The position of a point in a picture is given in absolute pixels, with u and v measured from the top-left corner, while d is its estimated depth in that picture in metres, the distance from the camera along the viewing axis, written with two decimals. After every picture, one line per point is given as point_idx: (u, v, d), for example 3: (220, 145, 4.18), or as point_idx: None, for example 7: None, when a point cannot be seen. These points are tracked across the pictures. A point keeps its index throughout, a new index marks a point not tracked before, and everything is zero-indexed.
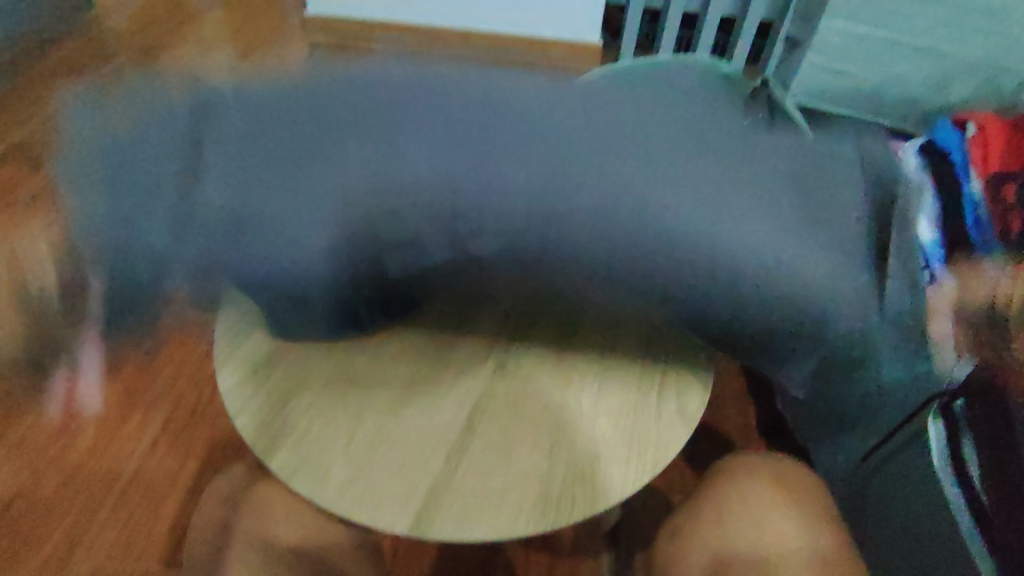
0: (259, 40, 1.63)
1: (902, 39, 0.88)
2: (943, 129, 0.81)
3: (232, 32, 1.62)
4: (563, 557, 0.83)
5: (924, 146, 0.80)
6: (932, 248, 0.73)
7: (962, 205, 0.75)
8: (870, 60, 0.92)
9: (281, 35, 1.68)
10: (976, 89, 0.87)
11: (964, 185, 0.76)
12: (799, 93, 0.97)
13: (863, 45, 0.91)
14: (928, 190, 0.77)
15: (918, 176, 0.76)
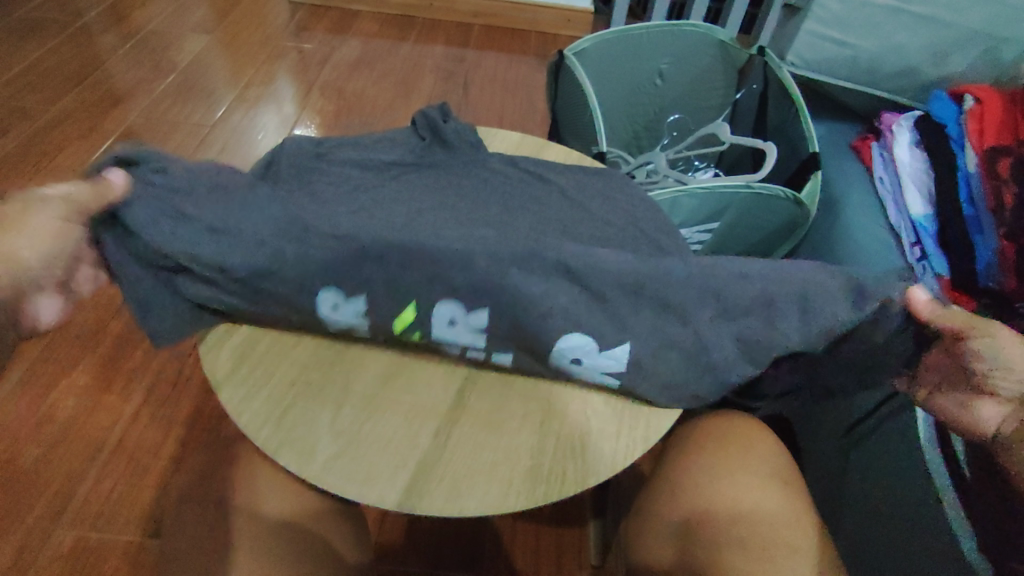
0: (248, 16, 1.67)
1: (908, 7, 0.83)
2: (940, 100, 0.81)
3: (222, 10, 1.67)
4: (548, 524, 0.83)
5: (918, 124, 0.81)
6: (923, 222, 0.74)
7: (955, 178, 0.74)
8: (870, 28, 0.86)
9: (270, 10, 1.71)
10: (975, 60, 0.85)
11: (958, 159, 0.75)
12: (797, 62, 0.93)
13: (865, 13, 0.86)
14: (923, 168, 0.78)
15: (907, 155, 0.80)
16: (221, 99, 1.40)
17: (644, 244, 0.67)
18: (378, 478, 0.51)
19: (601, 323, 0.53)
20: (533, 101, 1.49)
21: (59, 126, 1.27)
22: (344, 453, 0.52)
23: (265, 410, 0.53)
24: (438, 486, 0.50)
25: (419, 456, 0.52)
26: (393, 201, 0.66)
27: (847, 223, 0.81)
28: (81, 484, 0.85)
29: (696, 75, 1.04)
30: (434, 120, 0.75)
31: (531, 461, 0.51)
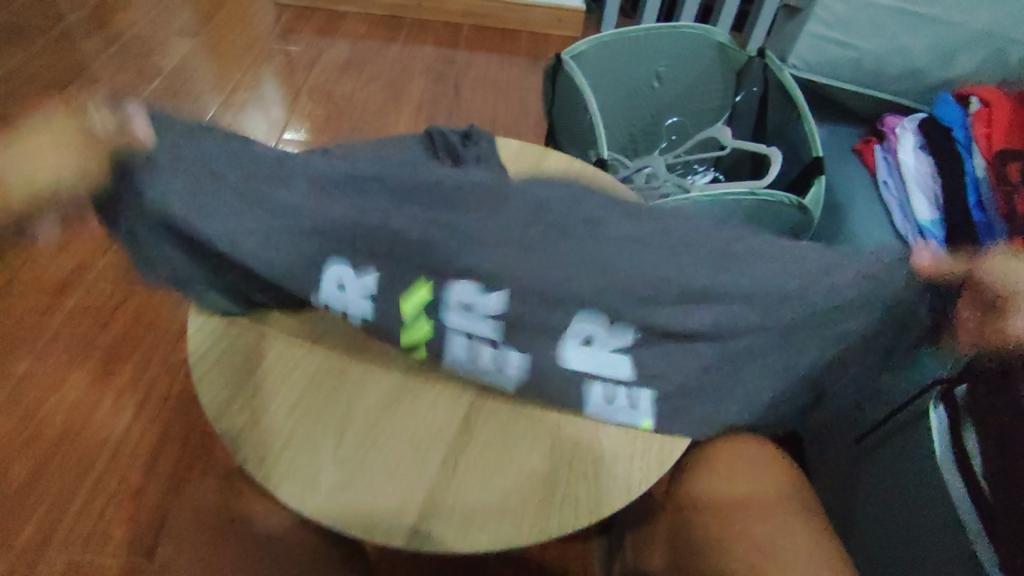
0: (234, 17, 1.64)
1: (910, 9, 0.83)
2: (946, 105, 0.80)
3: (207, 12, 1.63)
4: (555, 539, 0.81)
5: (922, 127, 0.80)
6: (931, 228, 0.73)
7: (963, 183, 0.72)
8: (873, 30, 0.86)
9: (257, 10, 1.68)
10: (981, 62, 0.84)
11: (966, 163, 0.74)
12: (798, 63, 0.92)
13: (868, 15, 0.85)
14: (929, 173, 0.77)
15: (912, 159, 0.79)
16: (209, 104, 1.37)
17: None
18: (384, 514, 0.49)
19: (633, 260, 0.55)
20: (526, 103, 1.47)
21: None
22: (350, 482, 0.50)
23: (264, 441, 0.51)
24: (448, 516, 0.49)
25: (428, 485, 0.50)
26: None
27: (852, 227, 0.80)
28: (70, 506, 0.82)
29: (694, 78, 1.03)
30: (450, 139, 0.71)
31: (543, 490, 0.50)
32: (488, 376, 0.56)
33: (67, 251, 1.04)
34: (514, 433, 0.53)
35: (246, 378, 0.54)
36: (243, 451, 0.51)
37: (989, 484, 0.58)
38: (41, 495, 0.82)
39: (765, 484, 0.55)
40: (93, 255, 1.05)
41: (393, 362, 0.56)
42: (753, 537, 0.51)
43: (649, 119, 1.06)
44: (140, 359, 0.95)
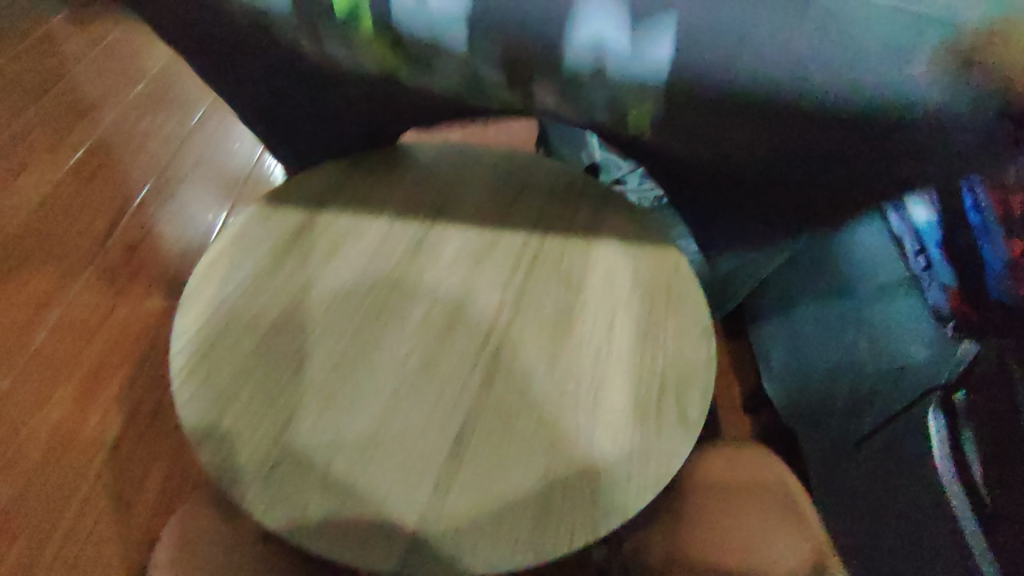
0: None
1: None
2: None
3: None
4: None
5: None
6: (928, 230, 0.70)
7: None
8: None
9: None
10: None
11: None
12: None
13: None
14: None
15: None
16: (195, 106, 1.34)
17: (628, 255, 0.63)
18: (381, 533, 0.49)
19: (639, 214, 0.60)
20: None
21: (23, 140, 1.21)
22: (341, 509, 0.49)
23: (250, 468, 0.50)
24: (443, 539, 0.48)
25: (420, 510, 0.49)
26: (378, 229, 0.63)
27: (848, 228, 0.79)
28: (59, 524, 0.82)
29: None
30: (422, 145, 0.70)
31: (538, 512, 0.49)
32: (480, 392, 0.54)
33: (54, 265, 1.04)
34: (507, 455, 0.51)
35: (227, 403, 0.52)
36: (228, 479, 0.50)
37: (991, 494, 0.58)
38: (31, 512, 0.82)
39: (753, 478, 0.58)
40: (79, 268, 1.04)
41: (381, 380, 0.55)
42: (746, 543, 0.53)
43: None
44: (126, 372, 0.94)
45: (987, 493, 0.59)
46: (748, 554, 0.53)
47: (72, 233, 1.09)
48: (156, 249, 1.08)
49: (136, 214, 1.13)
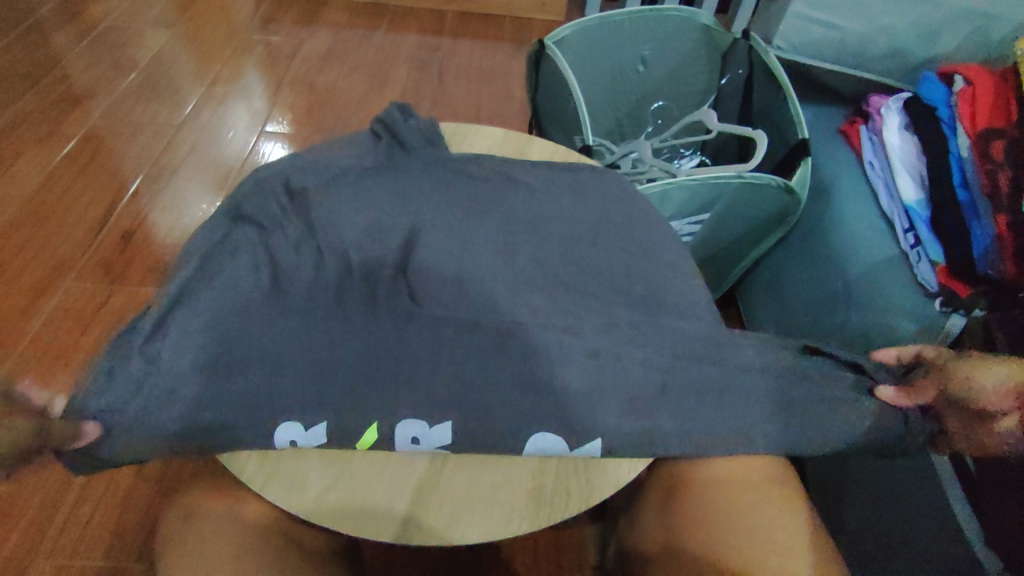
0: (211, 7, 1.60)
1: None
2: (930, 84, 0.80)
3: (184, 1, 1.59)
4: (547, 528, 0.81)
5: (908, 107, 0.79)
6: (917, 208, 0.73)
7: (948, 163, 0.72)
8: (857, 8, 0.84)
9: None
10: (965, 38, 0.84)
11: (951, 143, 0.73)
12: (782, 46, 0.90)
13: None
14: (914, 155, 0.76)
15: (897, 140, 0.78)
16: (189, 96, 1.34)
17: (620, 241, 0.65)
18: (376, 507, 0.49)
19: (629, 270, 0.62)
20: (511, 90, 1.45)
21: (15, 130, 1.21)
22: (338, 483, 0.50)
23: (249, 443, 0.51)
24: (438, 511, 0.49)
25: (415, 482, 0.50)
26: (372, 212, 0.63)
27: (838, 211, 0.80)
28: (58, 510, 0.82)
29: (678, 62, 1.02)
30: (392, 119, 0.70)
31: (532, 483, 0.50)
32: None
33: (47, 255, 1.04)
34: None
35: None
36: (229, 452, 0.51)
37: (975, 460, 0.60)
38: (28, 500, 0.82)
39: (752, 471, 0.53)
40: (74, 257, 1.04)
41: None
42: (748, 534, 0.50)
43: (634, 104, 1.05)
44: None
45: (970, 460, 0.60)
46: (751, 543, 0.49)
47: (64, 223, 1.09)
48: (151, 238, 1.09)
49: (129, 204, 1.13)
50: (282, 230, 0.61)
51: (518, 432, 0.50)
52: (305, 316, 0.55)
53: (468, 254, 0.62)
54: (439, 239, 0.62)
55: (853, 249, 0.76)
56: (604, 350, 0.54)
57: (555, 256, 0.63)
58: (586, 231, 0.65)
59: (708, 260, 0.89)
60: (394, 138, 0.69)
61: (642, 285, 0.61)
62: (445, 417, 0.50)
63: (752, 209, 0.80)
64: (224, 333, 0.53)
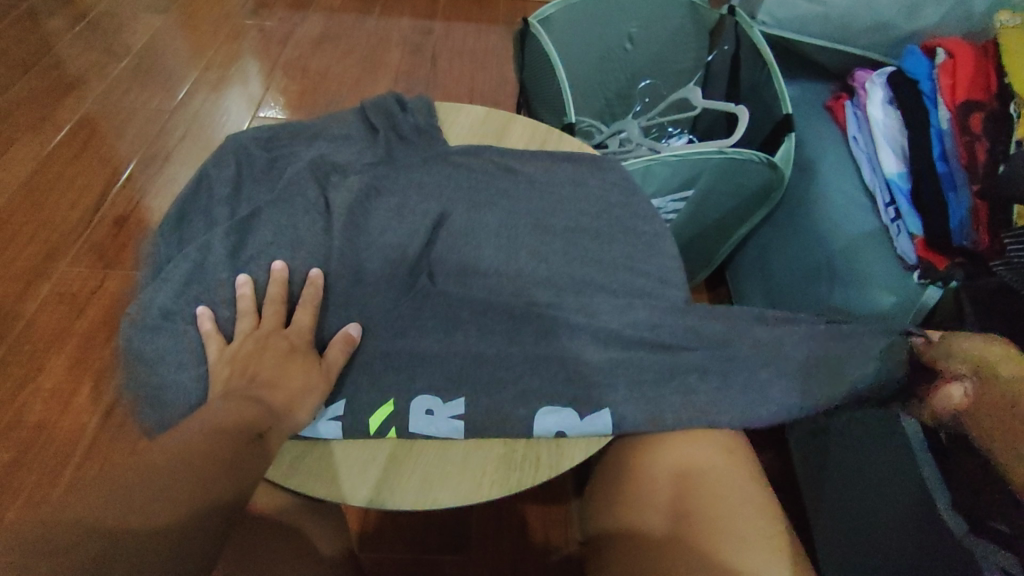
0: None
1: None
2: (913, 57, 0.79)
3: None
4: (536, 501, 0.83)
5: (891, 80, 0.79)
6: (898, 182, 0.73)
7: (929, 135, 0.72)
8: None
9: None
10: (948, 12, 0.82)
11: (932, 116, 0.73)
12: (768, 20, 0.89)
13: None
14: (896, 130, 0.76)
15: (877, 115, 0.78)
16: (182, 81, 1.34)
17: (612, 220, 0.65)
18: (350, 475, 0.50)
19: (594, 252, 0.62)
20: (505, 73, 1.45)
21: (10, 116, 1.22)
22: (312, 452, 0.51)
23: None
24: (410, 479, 0.50)
25: (390, 449, 0.51)
26: (349, 192, 0.63)
27: (821, 188, 0.81)
28: (55, 487, 0.84)
29: (666, 40, 1.01)
30: (390, 111, 0.70)
31: (503, 449, 0.51)
32: None
33: (42, 239, 1.06)
34: None
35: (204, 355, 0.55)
36: None
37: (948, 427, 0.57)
38: (22, 480, 0.83)
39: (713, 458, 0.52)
40: (68, 241, 1.06)
41: None
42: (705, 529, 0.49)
43: (623, 84, 1.05)
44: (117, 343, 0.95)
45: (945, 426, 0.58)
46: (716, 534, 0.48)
47: (59, 207, 1.10)
48: (143, 222, 1.10)
49: (122, 188, 1.14)
50: (270, 206, 0.61)
51: (524, 403, 0.51)
52: (313, 294, 0.56)
53: (471, 249, 0.61)
54: (471, 222, 0.63)
55: (834, 225, 0.77)
56: (615, 329, 0.56)
57: (525, 238, 0.62)
58: (589, 223, 0.64)
59: (695, 240, 0.91)
60: (392, 128, 0.70)
61: (631, 260, 0.62)
62: (459, 393, 0.52)
63: (729, 186, 0.82)
64: (224, 304, 0.55)
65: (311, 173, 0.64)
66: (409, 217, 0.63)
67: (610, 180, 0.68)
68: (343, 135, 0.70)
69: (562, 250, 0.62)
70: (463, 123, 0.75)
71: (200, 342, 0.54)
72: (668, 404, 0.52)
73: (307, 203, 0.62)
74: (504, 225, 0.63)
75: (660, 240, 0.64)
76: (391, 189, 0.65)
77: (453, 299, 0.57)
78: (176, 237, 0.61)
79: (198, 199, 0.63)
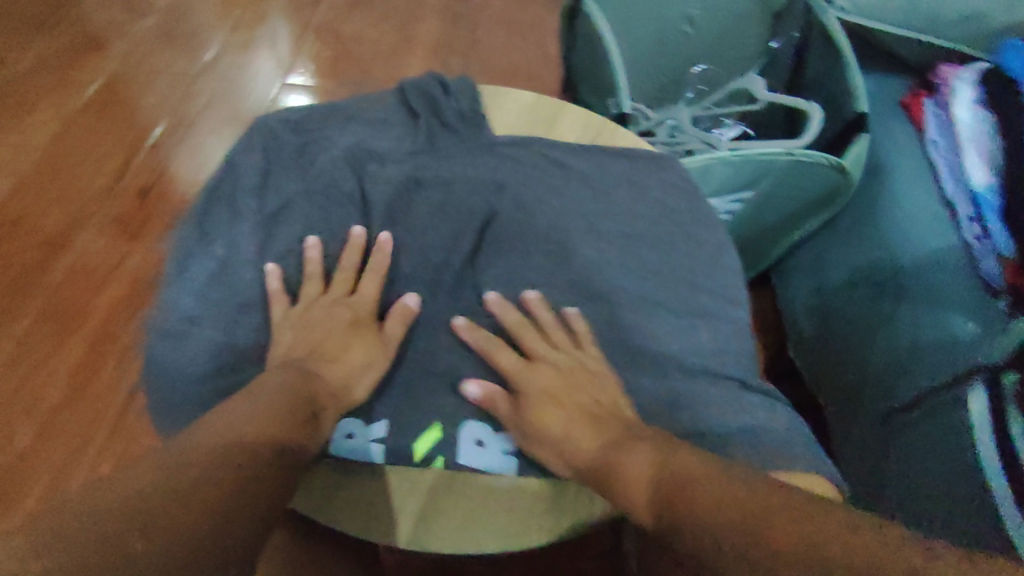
0: None
1: None
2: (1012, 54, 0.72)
3: None
4: None
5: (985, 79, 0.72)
6: (987, 196, 0.67)
7: None
8: None
9: None
10: None
11: None
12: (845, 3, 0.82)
13: None
14: (986, 135, 0.69)
15: (967, 117, 0.71)
16: (209, 43, 1.29)
17: (672, 229, 0.60)
18: (389, 510, 0.48)
19: (650, 265, 0.57)
20: (546, 46, 1.37)
21: (35, 75, 1.18)
22: (348, 483, 0.49)
23: None
24: (451, 517, 0.47)
25: (430, 484, 0.48)
26: (388, 185, 0.58)
27: (895, 197, 0.75)
28: (79, 464, 0.83)
29: (727, 22, 0.93)
30: (432, 94, 0.65)
31: (551, 492, 0.48)
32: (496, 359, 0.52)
33: (67, 205, 1.03)
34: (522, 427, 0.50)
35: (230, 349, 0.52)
36: None
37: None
38: (47, 454, 0.83)
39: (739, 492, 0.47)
40: (93, 209, 1.03)
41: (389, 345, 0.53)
42: None
43: (676, 68, 0.98)
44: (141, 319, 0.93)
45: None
46: None
47: (82, 174, 1.07)
48: (169, 192, 1.06)
49: (147, 156, 1.10)
50: (303, 198, 0.57)
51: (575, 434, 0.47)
52: (351, 303, 0.52)
53: (518, 257, 0.57)
54: (518, 224, 0.58)
55: (908, 241, 0.71)
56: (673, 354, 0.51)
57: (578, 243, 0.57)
58: (646, 230, 0.59)
59: (744, 244, 0.85)
60: (434, 113, 0.64)
61: (692, 275, 0.57)
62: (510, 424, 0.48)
63: (791, 190, 0.75)
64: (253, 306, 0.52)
65: (348, 162, 0.59)
66: (453, 215, 0.58)
67: (671, 182, 0.62)
68: (381, 118, 0.64)
69: (617, 261, 0.57)
70: (510, 109, 0.69)
71: (227, 347, 0.50)
72: (733, 444, 0.47)
73: (343, 196, 0.57)
74: (554, 229, 0.58)
75: (723, 255, 0.59)
76: (432, 182, 0.60)
77: (498, 312, 0.53)
78: (203, 227, 0.57)
79: (227, 186, 0.59)
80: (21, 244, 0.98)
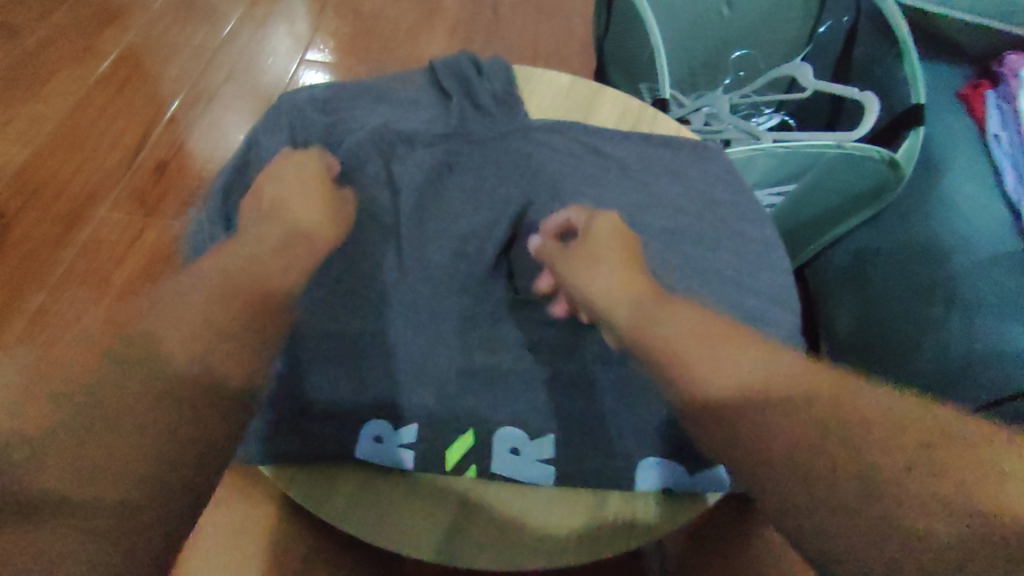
0: None
1: None
2: None
3: None
4: None
5: None
6: None
7: None
8: None
9: None
10: None
11: None
12: None
13: None
14: None
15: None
16: (228, 16, 1.25)
17: (717, 225, 0.57)
18: (415, 521, 0.44)
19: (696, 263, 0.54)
20: (573, 28, 1.33)
21: (51, 44, 1.15)
22: (372, 488, 0.45)
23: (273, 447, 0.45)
24: (482, 531, 0.44)
25: (462, 495, 0.45)
26: (420, 171, 0.56)
27: (950, 197, 0.71)
28: None
29: (769, 6, 0.87)
30: (465, 75, 0.61)
31: (589, 508, 0.45)
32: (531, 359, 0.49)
33: (83, 178, 1.01)
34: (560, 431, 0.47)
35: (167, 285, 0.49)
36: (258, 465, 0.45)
37: None
38: None
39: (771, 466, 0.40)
40: (109, 182, 1.01)
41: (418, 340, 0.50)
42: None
43: (711, 53, 0.92)
44: None
45: None
46: None
47: (99, 146, 1.04)
48: (185, 167, 1.04)
49: (164, 130, 1.08)
50: None
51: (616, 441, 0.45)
52: (381, 297, 0.50)
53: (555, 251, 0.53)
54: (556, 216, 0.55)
55: (968, 244, 0.67)
56: None
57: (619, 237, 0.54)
58: (691, 225, 0.56)
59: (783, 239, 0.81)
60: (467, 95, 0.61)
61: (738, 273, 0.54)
62: (549, 430, 0.46)
63: (838, 184, 0.70)
64: None
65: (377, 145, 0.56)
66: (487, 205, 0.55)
67: (718, 175, 0.59)
68: (411, 99, 0.61)
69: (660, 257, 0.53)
70: (544, 93, 0.66)
71: None
72: None
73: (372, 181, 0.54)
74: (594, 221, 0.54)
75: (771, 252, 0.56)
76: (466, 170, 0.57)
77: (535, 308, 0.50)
78: (223, 209, 0.54)
79: (249, 166, 0.56)
80: (36, 216, 0.96)
